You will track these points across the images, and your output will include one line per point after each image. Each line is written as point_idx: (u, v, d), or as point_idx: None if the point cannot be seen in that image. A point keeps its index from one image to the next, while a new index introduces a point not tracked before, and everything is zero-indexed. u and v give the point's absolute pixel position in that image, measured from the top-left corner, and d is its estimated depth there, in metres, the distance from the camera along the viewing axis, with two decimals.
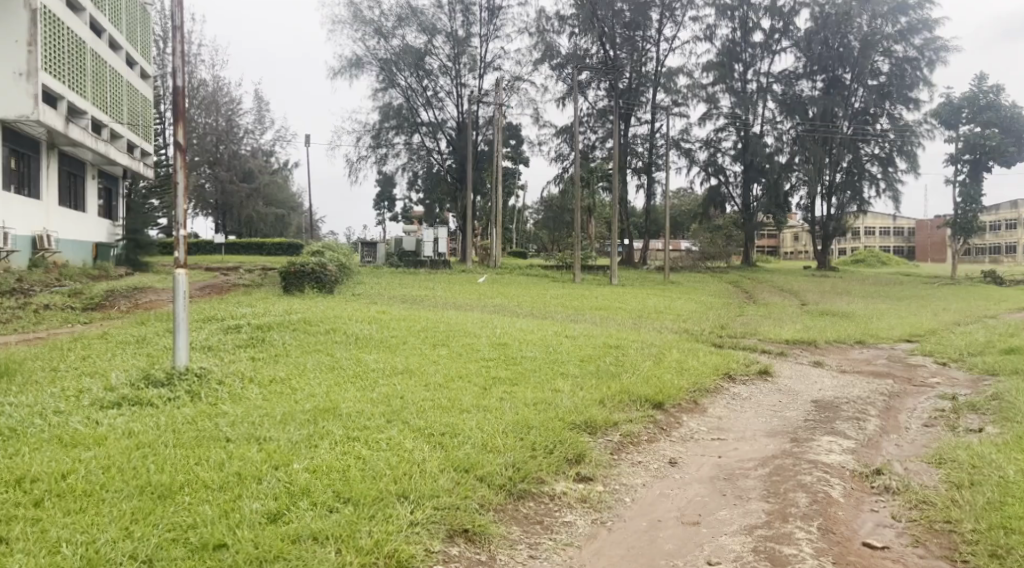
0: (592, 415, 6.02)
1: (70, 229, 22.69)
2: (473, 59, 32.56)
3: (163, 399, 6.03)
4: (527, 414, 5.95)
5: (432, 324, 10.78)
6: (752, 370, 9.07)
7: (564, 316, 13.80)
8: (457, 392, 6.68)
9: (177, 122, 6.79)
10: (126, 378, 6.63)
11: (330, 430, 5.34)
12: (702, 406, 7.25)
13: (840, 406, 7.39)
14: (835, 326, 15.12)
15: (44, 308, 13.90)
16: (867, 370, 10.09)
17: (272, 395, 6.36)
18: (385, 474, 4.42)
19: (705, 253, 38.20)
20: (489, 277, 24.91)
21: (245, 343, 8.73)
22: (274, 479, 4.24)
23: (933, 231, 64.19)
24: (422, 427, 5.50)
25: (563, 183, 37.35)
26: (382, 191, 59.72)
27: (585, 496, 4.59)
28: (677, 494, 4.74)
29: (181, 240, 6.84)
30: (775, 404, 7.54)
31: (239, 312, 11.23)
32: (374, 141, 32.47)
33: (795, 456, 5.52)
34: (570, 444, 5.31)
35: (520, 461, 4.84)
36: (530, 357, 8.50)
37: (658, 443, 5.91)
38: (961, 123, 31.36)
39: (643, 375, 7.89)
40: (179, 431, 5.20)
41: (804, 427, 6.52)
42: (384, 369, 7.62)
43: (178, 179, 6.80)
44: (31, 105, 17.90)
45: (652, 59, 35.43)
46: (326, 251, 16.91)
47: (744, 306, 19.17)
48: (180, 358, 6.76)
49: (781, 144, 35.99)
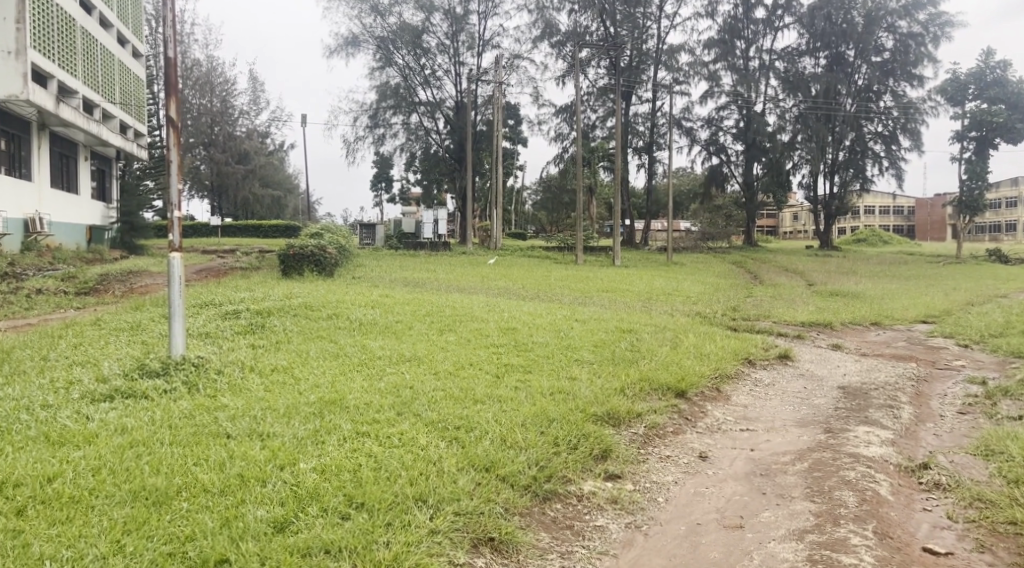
0: (614, 405, 5.68)
1: (63, 211, 22.25)
2: (472, 37, 31.96)
3: (159, 391, 5.66)
4: (545, 404, 5.62)
5: (437, 309, 10.42)
6: (771, 354, 8.74)
7: (571, 298, 13.45)
8: (468, 381, 6.35)
9: (170, 97, 6.37)
10: (120, 368, 6.27)
11: (339, 424, 5.00)
12: (725, 393, 6.93)
13: (869, 393, 7.06)
14: (847, 306, 14.82)
15: (36, 293, 13.51)
16: (888, 354, 9.74)
17: (273, 386, 6.01)
18: (401, 473, 4.10)
19: (708, 233, 37.64)
20: (497, 259, 24.61)
21: (243, 329, 8.38)
22: (280, 481, 3.91)
23: (932, 210, 63.72)
24: (435, 421, 5.16)
25: (563, 163, 36.82)
26: (380, 172, 59.22)
27: (616, 496, 4.26)
28: (713, 492, 4.43)
29: (176, 222, 6.42)
30: (800, 391, 7.21)
31: (236, 296, 10.86)
32: (372, 121, 31.89)
33: (833, 448, 5.19)
34: (594, 438, 4.97)
35: (544, 456, 4.52)
36: (542, 343, 8.15)
37: (684, 435, 5.58)
38: (967, 100, 30.97)
39: (662, 361, 7.54)
40: (177, 426, 4.85)
41: (836, 416, 6.18)
42: (390, 356, 7.28)
43: (172, 159, 6.39)
44: (20, 85, 17.42)
45: (653, 36, 34.86)
46: (325, 233, 16.50)
47: (751, 287, 18.80)
48: (177, 346, 6.38)
49: (783, 122, 35.48)
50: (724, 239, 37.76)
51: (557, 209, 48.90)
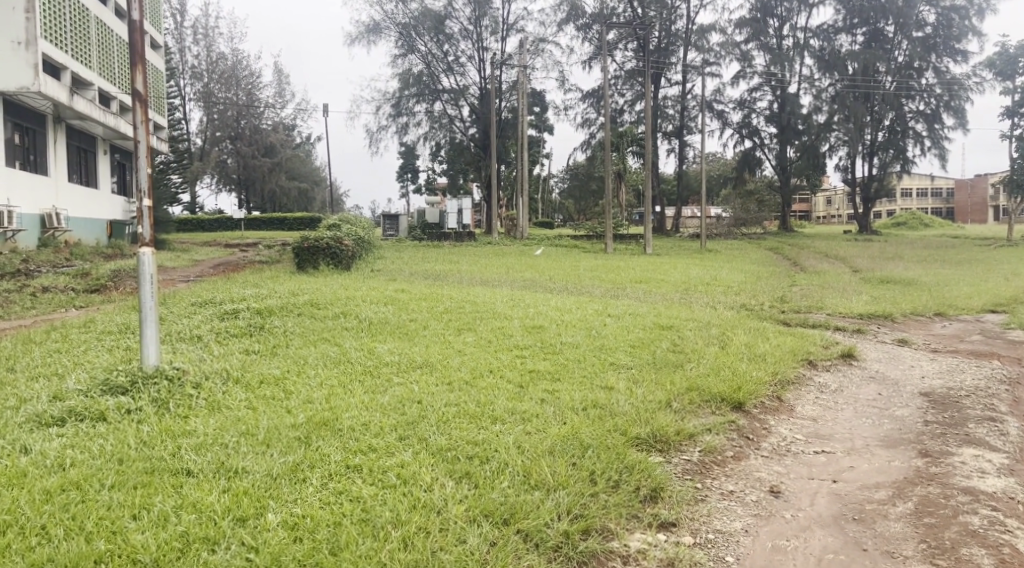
0: (661, 425, 4.73)
1: (83, 205, 21.75)
2: (496, 21, 30.84)
3: (121, 412, 4.80)
4: (576, 423, 4.67)
5: (457, 304, 9.51)
6: (833, 353, 7.66)
7: (603, 291, 12.42)
8: (487, 393, 5.42)
9: (135, 66, 5.44)
10: (82, 383, 5.38)
11: (328, 454, 4.11)
12: (788, 403, 5.91)
13: (961, 401, 5.96)
14: (904, 295, 13.62)
15: (43, 291, 12.85)
16: (965, 350, 8.58)
17: (258, 402, 5.13)
18: (394, 532, 3.30)
19: (743, 219, 35.96)
20: (541, 250, 23.52)
21: (239, 331, 7.53)
22: (233, 544, 3.14)
23: (973, 190, 61.29)
24: (444, 447, 4.25)
25: (591, 149, 35.65)
26: (406, 164, 58.68)
27: (673, 557, 3.39)
28: (796, 548, 3.50)
29: (145, 212, 5.44)
30: (875, 399, 6.14)
31: (240, 293, 10.00)
32: (394, 109, 30.92)
33: (938, 481, 4.16)
34: (640, 470, 4.05)
35: (576, 498, 3.68)
36: (571, 345, 7.14)
37: (747, 461, 4.57)
38: (1017, 73, 29.06)
39: (711, 365, 6.52)
40: (126, 458, 3.99)
41: (928, 433, 5.11)
42: (400, 363, 6.34)
43: (140, 139, 5.50)
44: (31, 76, 16.80)
45: (682, 17, 33.48)
46: (343, 225, 15.72)
47: (795, 275, 17.59)
48: (148, 357, 5.48)
49: (819, 103, 33.92)
50: (757, 225, 36.42)
51: (585, 197, 47.76)
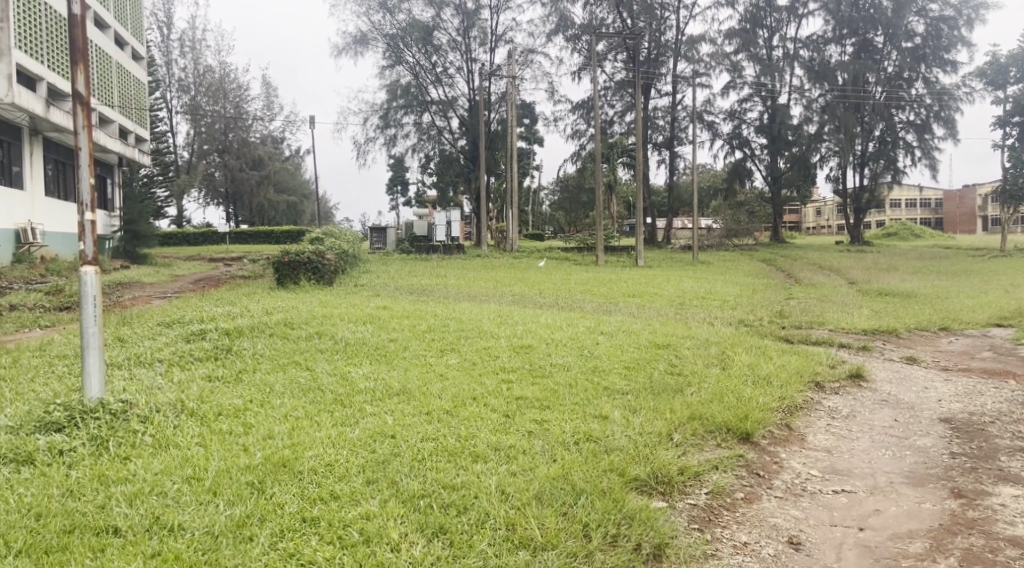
0: (663, 462, 4.23)
1: (60, 220, 21.07)
2: (484, 32, 30.49)
3: (53, 453, 4.26)
4: (566, 461, 4.14)
5: (440, 322, 8.95)
6: (840, 374, 7.15)
7: (595, 306, 11.89)
8: (470, 425, 4.87)
9: (76, 64, 4.94)
10: (15, 419, 4.80)
11: (282, 504, 3.57)
12: (799, 431, 5.41)
13: (986, 428, 5.49)
14: (906, 308, 13.16)
15: (11, 309, 12.23)
16: (977, 368, 8.10)
17: (212, 439, 4.57)
18: None
19: (735, 230, 35.52)
20: (538, 264, 23.01)
21: (206, 354, 6.96)
22: None
23: (962, 201, 61.32)
24: (419, 492, 3.73)
25: (580, 160, 35.27)
26: (396, 176, 58.17)
27: None
28: None
29: (87, 227, 4.90)
30: (892, 425, 5.65)
31: (212, 312, 9.40)
32: (382, 121, 30.52)
33: (981, 530, 3.72)
34: (642, 522, 3.58)
35: (567, 561, 3.29)
36: (561, 368, 6.59)
37: (761, 505, 4.04)
38: (1008, 83, 28.80)
39: (713, 390, 5.99)
40: (47, 512, 3.47)
41: (958, 467, 4.63)
42: (375, 391, 5.77)
43: (80, 145, 4.94)
44: (4, 88, 16.15)
45: (672, 27, 33.27)
46: (325, 238, 15.17)
47: (790, 287, 17.17)
48: (91, 390, 4.90)
49: (810, 113, 33.63)
50: (749, 236, 36.01)
51: (576, 209, 47.35)
